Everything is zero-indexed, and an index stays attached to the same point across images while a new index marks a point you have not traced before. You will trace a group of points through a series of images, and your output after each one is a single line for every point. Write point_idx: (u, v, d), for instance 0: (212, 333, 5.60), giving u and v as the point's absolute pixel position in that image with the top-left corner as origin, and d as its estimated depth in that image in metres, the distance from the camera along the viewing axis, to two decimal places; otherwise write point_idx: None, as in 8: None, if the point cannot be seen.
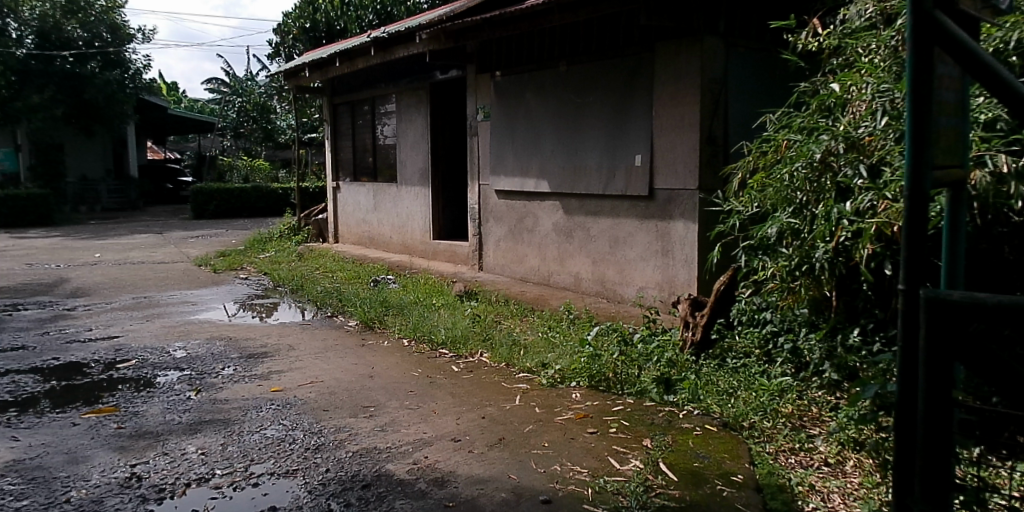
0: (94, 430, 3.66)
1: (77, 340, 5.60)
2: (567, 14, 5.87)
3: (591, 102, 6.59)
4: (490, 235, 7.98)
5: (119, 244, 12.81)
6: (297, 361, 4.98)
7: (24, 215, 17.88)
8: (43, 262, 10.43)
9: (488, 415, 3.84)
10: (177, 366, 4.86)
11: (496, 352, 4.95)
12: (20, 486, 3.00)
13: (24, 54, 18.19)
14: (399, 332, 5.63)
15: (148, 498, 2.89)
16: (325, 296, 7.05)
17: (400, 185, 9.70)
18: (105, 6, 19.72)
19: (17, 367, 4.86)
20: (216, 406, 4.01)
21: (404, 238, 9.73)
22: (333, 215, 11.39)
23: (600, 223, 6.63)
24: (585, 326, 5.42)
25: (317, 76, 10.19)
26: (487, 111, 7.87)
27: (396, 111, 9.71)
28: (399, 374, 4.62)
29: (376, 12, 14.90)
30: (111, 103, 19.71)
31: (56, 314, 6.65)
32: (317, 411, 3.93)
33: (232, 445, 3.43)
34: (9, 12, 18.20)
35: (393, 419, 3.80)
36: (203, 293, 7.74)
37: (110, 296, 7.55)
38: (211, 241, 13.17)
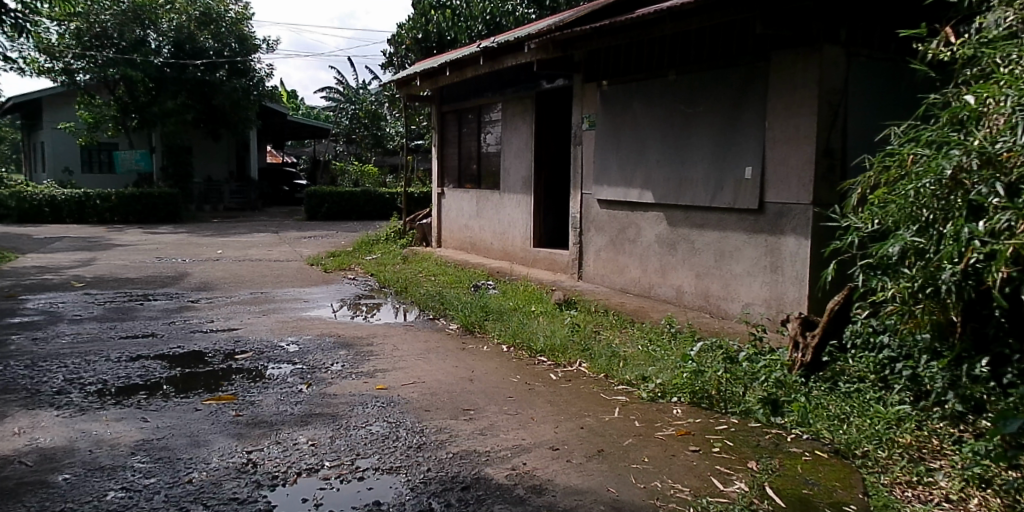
0: (214, 416, 3.88)
1: (200, 330, 5.98)
2: (679, 23, 5.78)
3: (701, 112, 6.46)
4: (591, 244, 7.94)
5: (239, 242, 13.61)
6: (400, 360, 5.11)
7: (156, 212, 19.25)
8: (171, 256, 11.19)
9: (587, 426, 3.82)
10: (290, 359, 5.09)
11: (595, 363, 4.91)
12: (150, 464, 3.22)
13: (162, 62, 19.51)
14: (498, 337, 5.69)
15: (262, 483, 3.04)
16: (428, 299, 7.21)
17: (503, 193, 9.80)
18: (235, 17, 20.75)
19: (147, 353, 5.24)
20: (326, 400, 4.17)
21: (504, 245, 9.82)
22: (438, 220, 11.63)
23: (705, 236, 6.48)
24: (687, 341, 5.29)
25: (427, 85, 10.49)
26: (592, 120, 7.84)
27: (501, 119, 9.83)
28: (498, 379, 4.67)
29: (485, 23, 15.23)
30: (237, 109, 21.03)
31: (182, 305, 7.12)
32: (419, 410, 4.03)
33: (339, 439, 3.56)
34: (150, 24, 19.59)
35: (492, 423, 3.84)
36: (313, 291, 8.08)
37: (230, 290, 8.02)
38: (323, 242, 13.77)
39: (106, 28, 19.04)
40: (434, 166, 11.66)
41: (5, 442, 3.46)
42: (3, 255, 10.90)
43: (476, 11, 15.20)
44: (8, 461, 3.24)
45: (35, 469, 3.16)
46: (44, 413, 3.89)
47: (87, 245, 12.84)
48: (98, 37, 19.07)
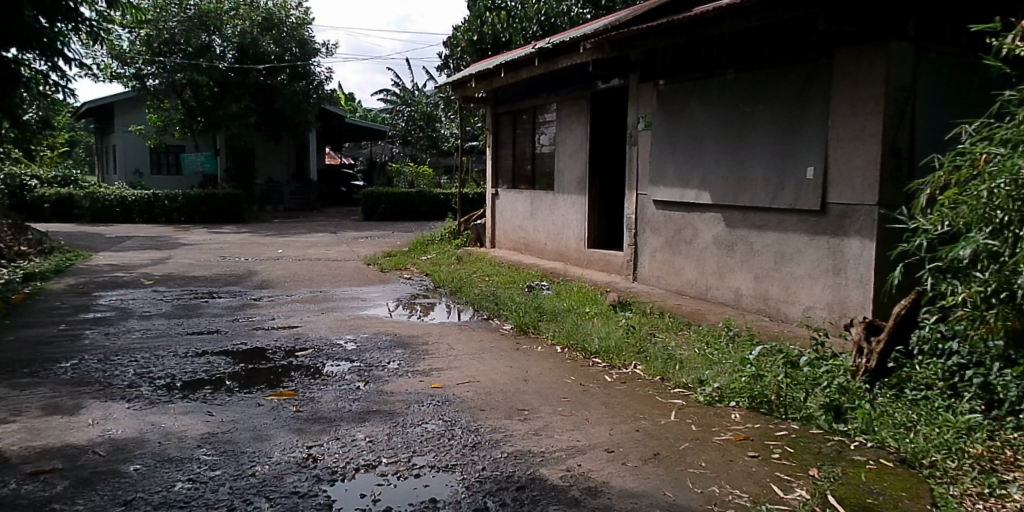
0: (276, 411, 3.99)
1: (262, 327, 6.14)
2: (738, 20, 5.69)
3: (761, 111, 6.33)
4: (646, 245, 7.86)
5: (298, 241, 13.93)
6: (455, 360, 5.16)
7: (220, 213, 19.85)
8: (234, 255, 11.53)
9: (642, 429, 3.78)
10: (348, 357, 5.19)
11: (650, 365, 4.86)
12: (215, 457, 3.32)
13: (226, 67, 20.12)
14: (552, 338, 5.69)
15: (322, 478, 3.11)
16: (483, 299, 7.26)
17: (557, 194, 9.79)
18: (295, 23, 21.25)
19: (212, 348, 5.41)
20: (383, 398, 4.24)
21: (558, 246, 9.81)
22: (492, 220, 11.68)
23: (765, 237, 6.35)
24: (746, 344, 5.19)
25: (482, 86, 10.56)
26: (648, 120, 7.76)
27: (556, 120, 9.82)
28: (553, 380, 4.66)
29: (540, 24, 15.26)
30: (297, 112, 21.53)
31: (245, 303, 7.33)
32: (474, 409, 4.05)
33: (396, 436, 3.61)
34: (215, 30, 20.23)
35: (547, 424, 3.84)
36: (370, 290, 8.20)
37: (290, 289, 8.22)
38: (378, 242, 13.99)
39: (173, 34, 19.64)
40: (489, 167, 11.71)
41: (80, 432, 3.62)
42: (79, 253, 11.40)
43: (531, 12, 15.24)
44: (83, 450, 3.39)
45: (108, 459, 3.30)
46: (116, 405, 4.06)
47: (156, 244, 13.33)
48: (166, 42, 19.62)
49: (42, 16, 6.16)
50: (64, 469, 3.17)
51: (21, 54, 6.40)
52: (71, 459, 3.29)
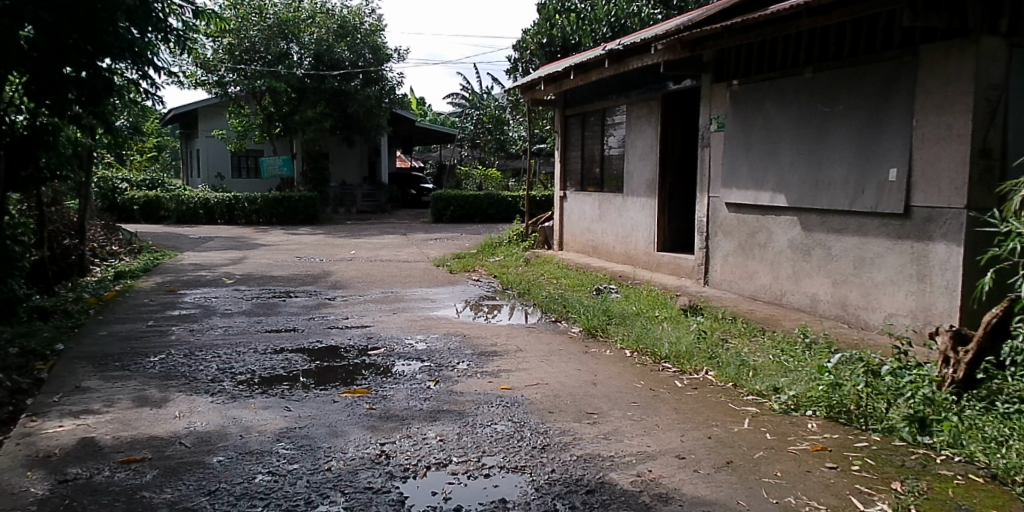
0: (350, 408, 4.09)
1: (336, 326, 6.31)
2: (816, 17, 5.53)
3: (840, 111, 6.13)
4: (719, 249, 7.71)
5: (370, 243, 14.24)
6: (524, 362, 5.17)
7: (295, 215, 20.36)
8: (310, 256, 11.87)
9: (714, 436, 3.71)
10: (418, 356, 5.28)
11: (722, 371, 4.77)
12: (292, 451, 3.43)
13: (303, 73, 20.64)
14: (622, 342, 5.63)
15: (395, 475, 3.17)
16: (551, 301, 7.26)
17: (626, 196, 9.70)
18: (369, 29, 21.76)
19: (289, 346, 5.58)
20: (453, 398, 4.29)
21: (627, 249, 9.72)
22: (560, 223, 11.67)
23: (844, 241, 6.14)
24: (823, 352, 5.02)
25: (552, 89, 10.57)
26: (721, 121, 7.63)
27: (626, 122, 9.74)
28: (622, 384, 4.62)
29: (610, 25, 15.26)
30: (370, 116, 22.09)
31: (320, 303, 7.54)
32: (543, 412, 4.06)
33: (466, 436, 3.65)
34: (292, 39, 20.76)
35: (616, 428, 3.81)
36: (440, 292, 8.31)
37: (363, 289, 8.41)
38: (447, 244, 14.18)
39: (254, 42, 20.35)
40: (557, 169, 11.72)
41: (167, 424, 3.79)
42: (165, 252, 11.96)
43: (601, 13, 15.25)
44: (170, 441, 3.55)
45: (193, 450, 3.44)
46: (200, 398, 4.23)
47: (236, 245, 13.85)
48: (247, 50, 20.39)
49: (134, 26, 6.48)
50: (153, 459, 3.33)
51: (114, 63, 6.61)
52: (159, 450, 3.45)
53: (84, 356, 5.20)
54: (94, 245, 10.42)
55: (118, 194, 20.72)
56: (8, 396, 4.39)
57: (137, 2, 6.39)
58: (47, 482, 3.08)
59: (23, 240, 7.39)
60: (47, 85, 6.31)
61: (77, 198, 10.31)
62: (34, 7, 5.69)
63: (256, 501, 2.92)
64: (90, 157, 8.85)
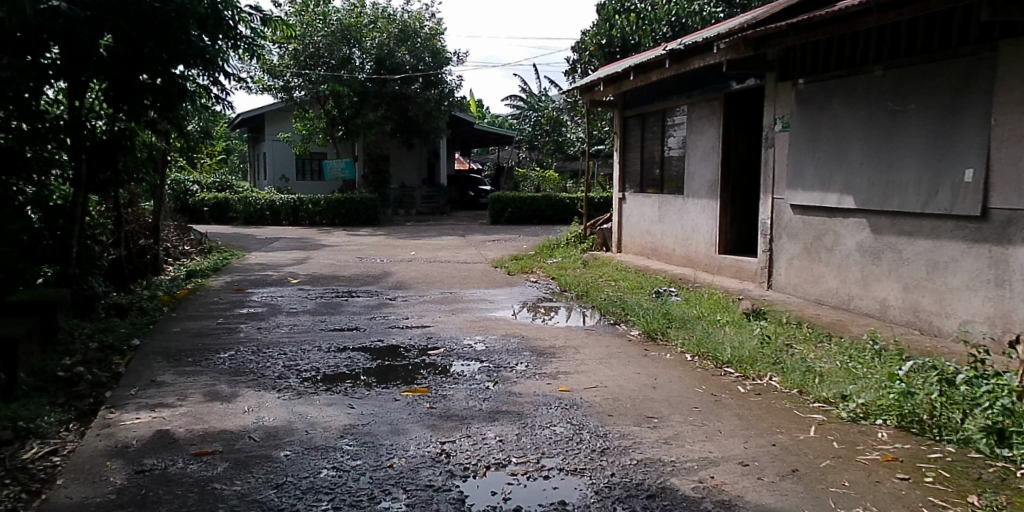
0: (411, 406, 4.15)
1: (397, 326, 6.41)
2: (887, 13, 5.35)
3: (912, 109, 5.92)
4: (783, 252, 7.53)
5: (430, 244, 14.42)
6: (582, 364, 5.15)
7: (357, 216, 20.74)
8: (370, 257, 12.08)
9: (779, 443, 3.63)
10: (477, 357, 5.32)
11: (787, 377, 4.66)
12: (356, 447, 3.50)
13: (365, 77, 21.15)
14: (682, 346, 5.56)
15: (455, 474, 3.20)
16: (609, 304, 7.22)
17: (687, 198, 9.57)
18: (429, 33, 22.06)
19: (352, 345, 5.70)
20: (511, 399, 4.31)
21: (688, 251, 9.59)
22: (618, 225, 11.59)
23: (916, 244, 5.92)
24: (894, 359, 4.85)
25: (611, 89, 10.50)
26: (786, 121, 7.45)
27: (687, 122, 9.61)
28: (683, 388, 4.56)
29: (670, 24, 15.22)
30: (430, 119, 22.33)
31: (381, 302, 7.67)
32: (602, 414, 4.04)
33: (525, 437, 3.66)
34: (355, 43, 21.12)
35: (677, 433, 3.76)
36: (498, 293, 8.35)
37: (423, 290, 8.51)
38: (505, 245, 14.25)
39: (318, 48, 20.75)
40: (616, 171, 11.64)
41: (237, 418, 3.91)
42: (233, 252, 12.38)
43: (661, 13, 15.21)
44: (239, 435, 3.66)
45: (261, 444, 3.54)
46: (268, 394, 4.36)
47: (300, 245, 14.21)
48: (312, 56, 20.80)
49: (206, 34, 6.68)
50: (224, 452, 3.44)
51: (188, 70, 6.84)
52: (229, 443, 3.56)
53: (158, 351, 5.42)
54: (167, 245, 10.85)
55: (189, 195, 21.51)
56: (89, 388, 4.61)
57: (208, 11, 6.61)
58: (125, 472, 3.22)
59: (102, 240, 7.73)
60: (125, 91, 6.64)
61: (151, 199, 10.74)
62: (113, 17, 5.86)
63: (321, 496, 2.99)
64: (164, 160, 9.19)
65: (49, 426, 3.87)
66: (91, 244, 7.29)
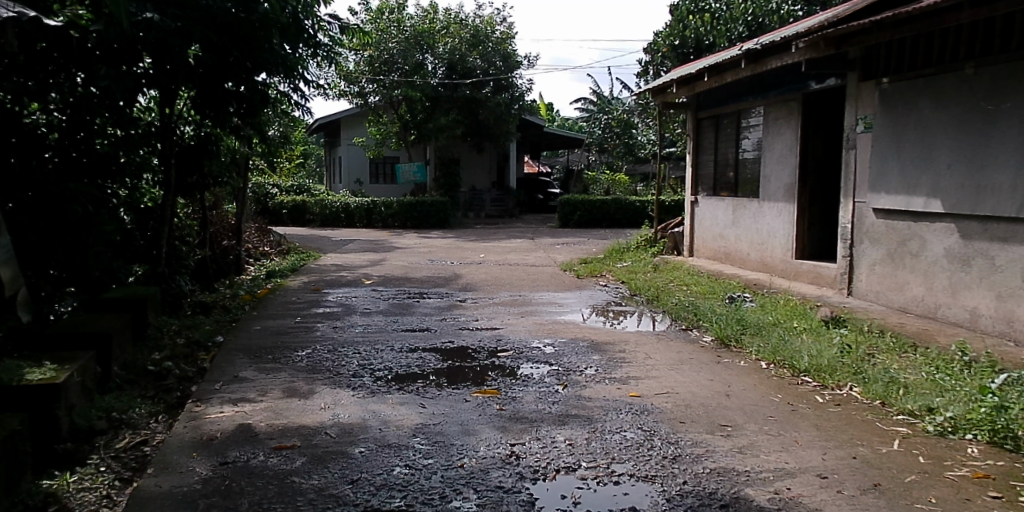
0: (481, 407, 4.18)
1: (467, 328, 6.47)
2: (979, 8, 5.08)
3: (1006, 108, 5.62)
4: (865, 257, 7.26)
5: (500, 247, 14.53)
6: (653, 369, 5.09)
7: (428, 219, 21.07)
8: (441, 259, 12.23)
9: (860, 456, 3.50)
10: (547, 360, 5.32)
11: (869, 388, 4.48)
12: (428, 446, 3.55)
13: (437, 82, 21.47)
14: (757, 353, 5.42)
15: (525, 476, 3.21)
16: (681, 309, 7.10)
17: (762, 201, 9.34)
18: (500, 37, 22.18)
19: (423, 345, 5.79)
20: (581, 403, 4.29)
21: (763, 256, 9.35)
22: (690, 228, 11.39)
23: (1010, 251, 5.62)
24: (985, 371, 4.60)
25: (684, 91, 10.35)
26: (868, 121, 7.18)
27: (762, 123, 9.38)
28: (758, 397, 4.45)
29: (746, 24, 14.83)
30: (500, 122, 22.29)
31: (451, 304, 7.76)
32: (674, 421, 3.98)
33: (595, 441, 3.64)
34: (428, 49, 21.57)
35: (752, 442, 3.67)
36: (567, 296, 8.34)
37: (492, 292, 8.57)
38: (575, 248, 14.23)
39: (392, 54, 21.19)
40: (689, 174, 11.46)
41: (314, 415, 4.03)
42: (310, 253, 12.77)
43: (737, 12, 14.83)
44: (317, 431, 3.77)
45: (337, 441, 3.64)
46: (343, 392, 4.47)
47: (374, 247, 14.52)
48: (385, 62, 21.29)
49: (287, 43, 6.94)
50: (302, 447, 3.55)
51: (269, 77, 7.10)
52: (307, 438, 3.67)
53: (240, 348, 5.63)
54: (249, 246, 11.30)
55: (269, 198, 22.28)
56: (177, 382, 4.84)
57: (290, 21, 6.79)
58: (209, 463, 3.36)
59: (188, 241, 8.09)
60: (212, 98, 6.97)
61: (234, 202, 11.17)
62: (199, 28, 6.00)
63: (394, 493, 3.04)
64: (247, 165, 9.54)
65: (140, 417, 4.07)
66: (178, 244, 7.63)
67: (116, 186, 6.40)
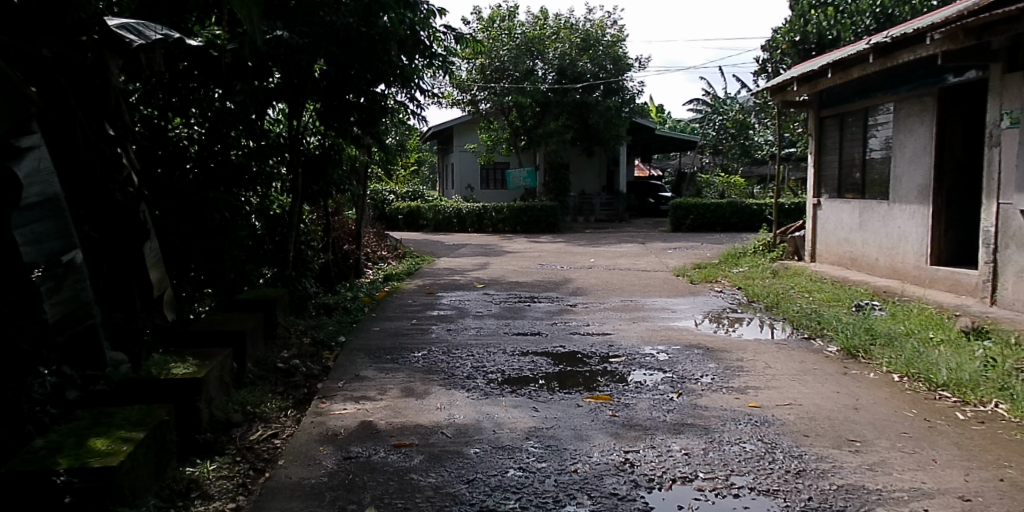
0: (594, 413, 4.16)
1: (578, 332, 6.46)
2: None
3: None
4: (1010, 263, 6.70)
5: (610, 251, 14.43)
6: (773, 380, 4.89)
7: (538, 223, 21.24)
8: (551, 263, 12.27)
9: (1008, 478, 3.22)
10: (661, 367, 5.22)
11: (1018, 405, 4.12)
12: (541, 450, 3.57)
13: (547, 88, 21.49)
14: (889, 365, 5.10)
15: (640, 484, 3.16)
16: (803, 317, 6.79)
17: (893, 203, 8.79)
18: (611, 40, 21.99)
19: (535, 349, 5.82)
20: (697, 412, 4.18)
21: (893, 262, 8.80)
22: (811, 232, 10.89)
23: None
24: None
25: (806, 89, 9.90)
26: (1014, 116, 6.64)
27: (893, 121, 8.84)
28: (890, 412, 4.18)
29: (874, 16, 14.22)
30: (610, 126, 22.07)
31: (562, 308, 7.77)
32: (797, 434, 3.81)
33: (713, 452, 3.54)
34: (539, 55, 21.68)
35: (884, 459, 3.45)
36: (681, 302, 8.17)
37: (603, 297, 8.51)
38: (687, 253, 13.92)
39: (504, 61, 21.53)
40: (811, 175, 10.97)
41: (431, 414, 4.13)
42: (425, 257, 13.12)
43: (863, 5, 14.20)
44: (434, 430, 3.87)
45: (453, 440, 3.72)
46: (458, 393, 4.57)
47: (486, 252, 14.77)
48: (497, 69, 21.63)
49: (405, 54, 7.21)
50: (420, 445, 3.65)
51: (388, 88, 7.33)
52: (424, 437, 3.77)
53: (361, 348, 5.87)
54: (367, 250, 11.76)
55: (386, 205, 23.08)
56: (303, 379, 5.10)
57: (408, 34, 7.10)
58: (335, 457, 3.52)
59: (313, 245, 8.51)
60: (334, 110, 7.22)
61: (354, 208, 11.63)
62: (326, 43, 6.50)
63: (509, 494, 3.08)
64: (366, 173, 9.94)
65: (271, 411, 4.32)
66: (304, 249, 8.05)
67: (249, 194, 6.81)
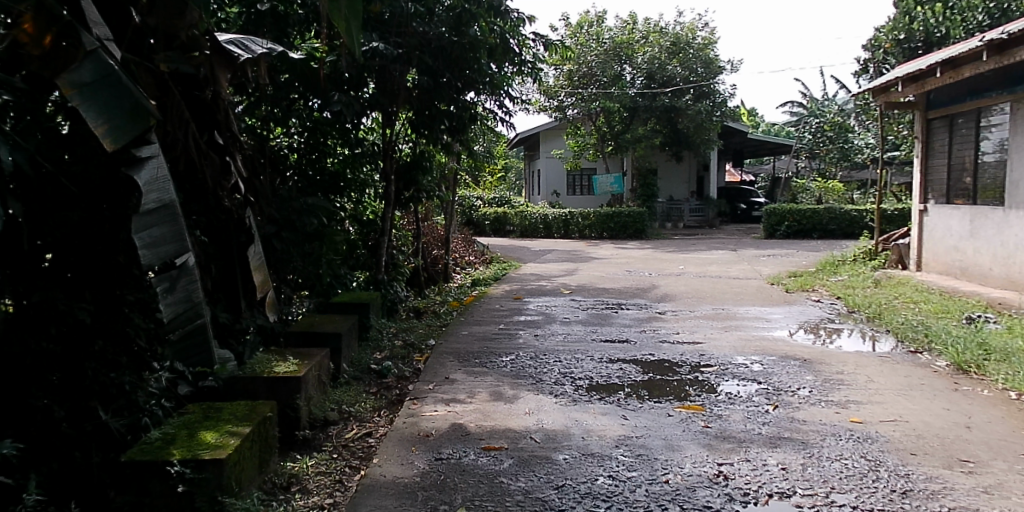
0: (685, 423, 4.08)
1: (667, 340, 6.35)
2: None
3: None
4: None
5: (701, 258, 14.14)
6: (877, 394, 4.66)
7: (625, 229, 21.04)
8: (638, 270, 12.11)
9: None
10: (755, 378, 5.07)
11: None
12: (631, 459, 3.53)
13: (635, 92, 21.28)
14: (1006, 382, 4.77)
15: (735, 498, 3.08)
16: (908, 329, 6.44)
17: (1008, 209, 8.24)
18: (702, 43, 21.55)
19: (624, 356, 5.76)
20: (795, 425, 4.03)
21: (1009, 272, 8.24)
22: (917, 240, 10.33)
23: None
24: None
25: (912, 89, 9.42)
26: None
27: (1009, 122, 8.28)
28: (1008, 432, 3.91)
29: (988, 12, 13.37)
30: (700, 130, 21.51)
31: (651, 316, 7.66)
32: (904, 452, 3.61)
33: (812, 468, 3.40)
34: (627, 59, 21.52)
35: (1001, 482, 3.23)
36: (775, 312, 7.89)
37: (694, 305, 8.34)
38: (782, 261, 13.45)
39: (592, 66, 21.57)
40: (917, 179, 10.41)
41: (519, 419, 4.15)
42: (512, 263, 13.21)
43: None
44: (523, 435, 3.88)
45: (542, 446, 3.72)
46: (546, 399, 4.57)
47: (573, 258, 14.75)
48: (584, 75, 21.72)
49: (494, 62, 7.29)
50: (509, 449, 3.67)
51: (478, 96, 7.45)
52: (513, 441, 3.80)
53: (451, 351, 5.96)
54: (455, 255, 11.95)
55: (474, 211, 23.44)
56: (396, 380, 5.22)
57: (498, 42, 7.17)
58: (426, 458, 3.59)
59: (403, 250, 8.73)
60: (426, 119, 7.35)
61: (443, 214, 11.86)
62: (419, 53, 6.73)
63: (599, 502, 3.06)
64: (456, 179, 10.08)
65: (366, 411, 4.45)
66: (395, 253, 8.26)
67: (345, 201, 7.03)
